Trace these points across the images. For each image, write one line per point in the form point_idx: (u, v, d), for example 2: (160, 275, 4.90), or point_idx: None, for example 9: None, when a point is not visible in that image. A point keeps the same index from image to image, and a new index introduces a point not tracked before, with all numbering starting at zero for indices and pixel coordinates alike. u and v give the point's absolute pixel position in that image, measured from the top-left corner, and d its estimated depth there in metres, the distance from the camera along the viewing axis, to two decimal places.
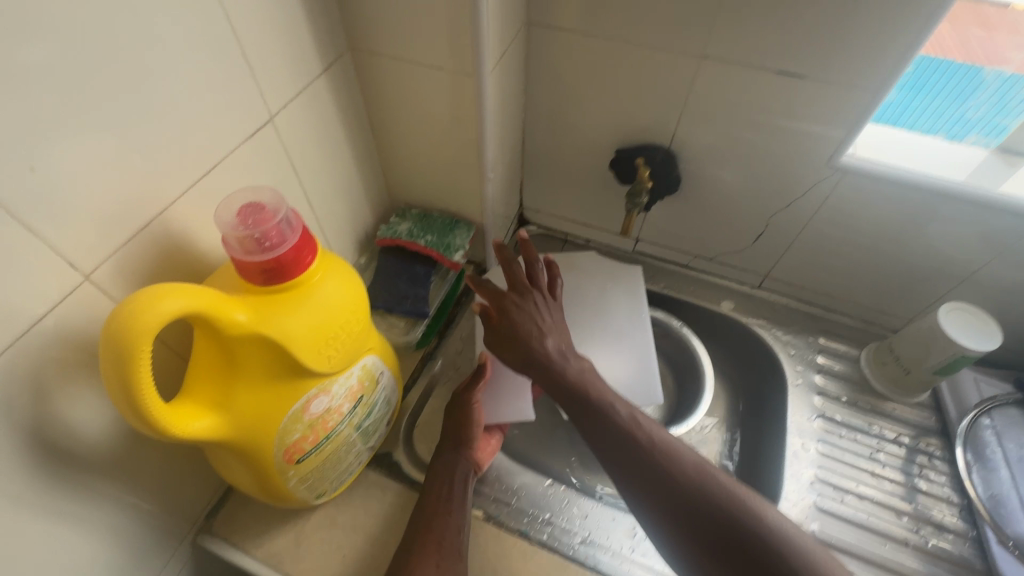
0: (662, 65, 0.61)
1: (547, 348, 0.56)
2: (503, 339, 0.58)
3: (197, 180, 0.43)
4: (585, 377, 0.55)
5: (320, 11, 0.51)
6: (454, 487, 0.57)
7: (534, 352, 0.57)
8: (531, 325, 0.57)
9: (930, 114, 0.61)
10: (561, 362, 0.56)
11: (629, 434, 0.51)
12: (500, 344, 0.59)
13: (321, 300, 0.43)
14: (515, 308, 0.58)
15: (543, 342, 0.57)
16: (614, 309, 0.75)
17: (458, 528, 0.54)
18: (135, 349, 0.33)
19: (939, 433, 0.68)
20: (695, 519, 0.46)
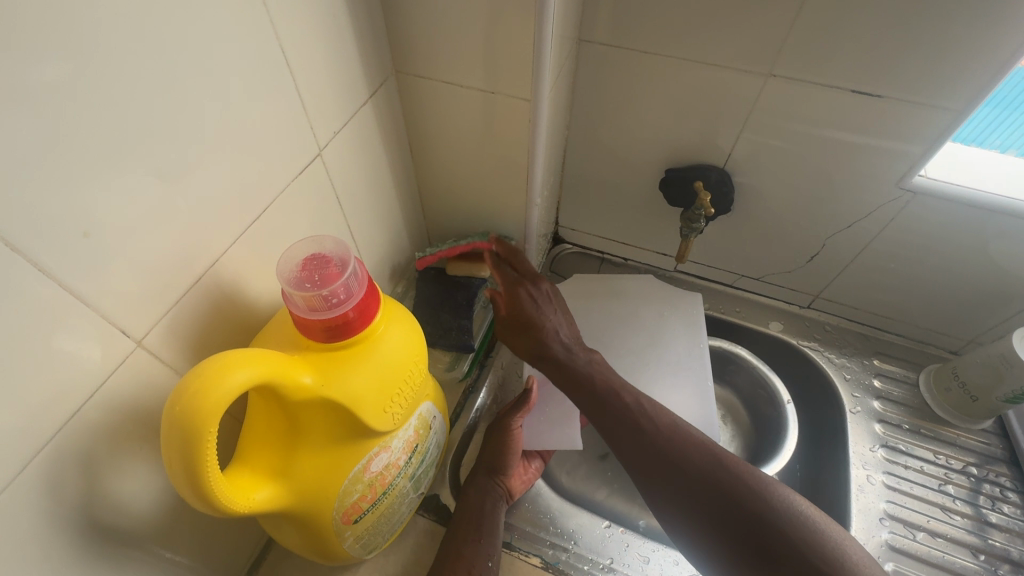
0: (719, 83, 0.58)
1: (555, 340, 0.58)
2: (514, 326, 0.60)
3: (246, 227, 0.40)
4: (596, 371, 0.55)
5: (365, 35, 0.48)
6: (487, 514, 0.55)
7: (544, 342, 0.58)
8: (539, 313, 0.59)
9: (1005, 130, 0.58)
10: (566, 354, 0.57)
11: (634, 418, 0.50)
12: (511, 335, 0.60)
13: (385, 353, 0.39)
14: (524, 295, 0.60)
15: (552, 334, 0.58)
16: (670, 339, 0.72)
17: (485, 557, 0.52)
18: (202, 428, 0.30)
19: (1007, 461, 0.65)
20: (717, 507, 0.44)
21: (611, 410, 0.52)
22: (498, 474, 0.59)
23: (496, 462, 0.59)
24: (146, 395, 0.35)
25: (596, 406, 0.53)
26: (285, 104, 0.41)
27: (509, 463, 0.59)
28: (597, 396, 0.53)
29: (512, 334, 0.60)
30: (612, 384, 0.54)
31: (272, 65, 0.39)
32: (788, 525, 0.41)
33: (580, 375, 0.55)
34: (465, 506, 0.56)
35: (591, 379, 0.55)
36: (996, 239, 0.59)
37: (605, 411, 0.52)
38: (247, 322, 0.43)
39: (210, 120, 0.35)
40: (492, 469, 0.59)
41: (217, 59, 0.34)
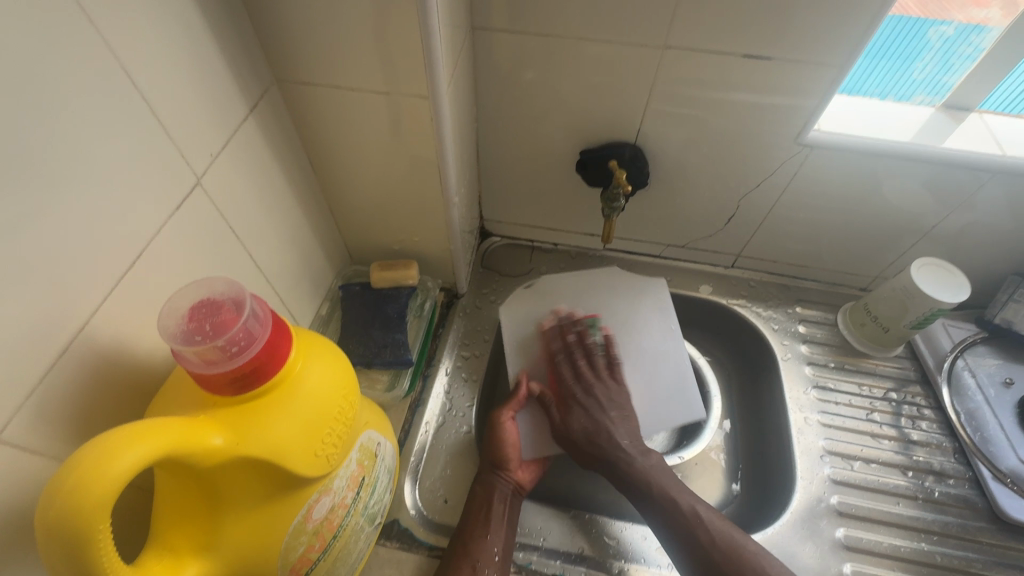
0: (620, 60, 0.57)
1: (615, 442, 0.59)
2: (569, 440, 0.61)
3: (119, 279, 0.35)
4: (654, 472, 0.57)
5: (233, 44, 0.43)
6: (494, 510, 0.55)
7: (605, 448, 0.59)
8: (596, 422, 0.60)
9: (882, 78, 0.63)
10: (629, 456, 0.58)
11: (690, 528, 0.52)
12: (567, 444, 0.61)
13: (309, 394, 0.36)
14: (578, 405, 0.62)
15: (612, 440, 0.59)
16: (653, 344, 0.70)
17: (493, 552, 0.53)
18: (91, 524, 0.25)
19: (920, 381, 0.71)
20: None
21: (667, 516, 0.54)
22: (501, 467, 0.58)
23: (493, 455, 0.58)
24: (17, 494, 0.30)
25: (646, 503, 0.56)
26: (146, 133, 0.36)
27: (508, 454, 0.59)
28: (654, 499, 0.55)
29: (570, 445, 0.61)
30: (667, 492, 0.55)
31: (119, 90, 0.33)
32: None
33: (634, 475, 0.57)
34: (472, 504, 0.56)
35: (649, 484, 0.56)
36: (887, 178, 0.63)
37: (661, 516, 0.54)
38: (141, 384, 0.37)
39: (48, 163, 0.30)
40: (494, 462, 0.58)
41: (43, 93, 0.29)
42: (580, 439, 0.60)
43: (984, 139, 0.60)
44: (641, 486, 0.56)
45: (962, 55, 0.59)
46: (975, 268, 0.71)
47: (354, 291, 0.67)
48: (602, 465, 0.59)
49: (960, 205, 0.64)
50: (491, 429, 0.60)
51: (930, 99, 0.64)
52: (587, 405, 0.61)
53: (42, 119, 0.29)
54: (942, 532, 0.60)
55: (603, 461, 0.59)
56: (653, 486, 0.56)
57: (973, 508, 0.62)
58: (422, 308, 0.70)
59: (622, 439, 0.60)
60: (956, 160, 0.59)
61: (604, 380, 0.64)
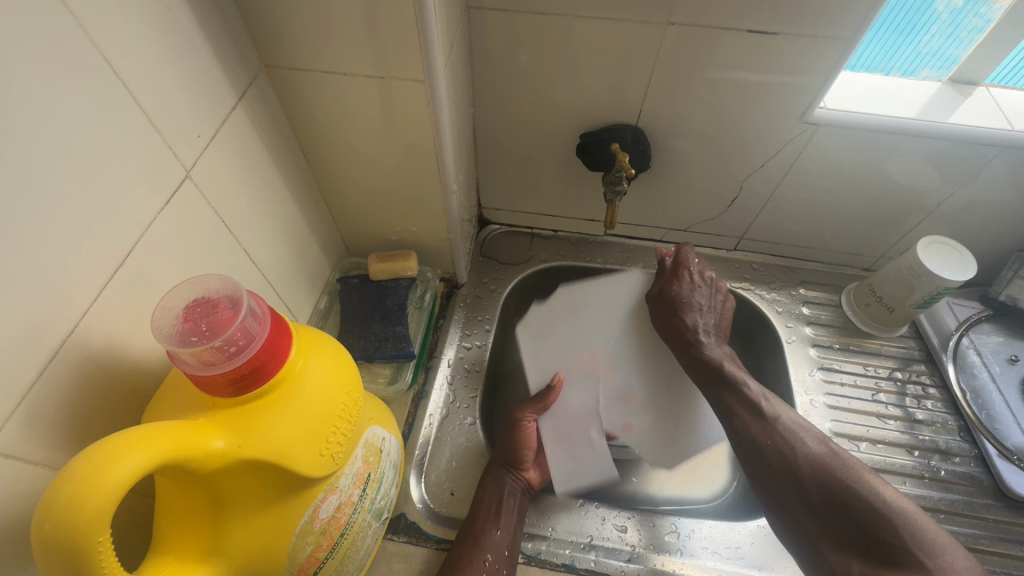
0: (621, 39, 0.56)
1: (696, 328, 0.58)
2: (657, 300, 0.62)
3: (108, 280, 0.34)
4: (727, 362, 0.56)
5: (219, 28, 0.41)
6: (507, 506, 0.55)
7: (689, 321, 0.59)
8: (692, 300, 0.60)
9: (888, 52, 0.61)
10: (704, 342, 0.58)
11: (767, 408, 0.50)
12: (654, 304, 0.62)
13: (312, 392, 0.35)
14: (690, 283, 0.61)
15: (701, 320, 0.59)
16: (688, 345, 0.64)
17: (503, 547, 0.52)
18: (91, 535, 0.24)
19: (924, 360, 0.71)
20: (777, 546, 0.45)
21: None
22: (515, 466, 0.57)
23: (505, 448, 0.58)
24: (11, 506, 0.29)
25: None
26: (130, 123, 0.34)
27: (526, 454, 0.58)
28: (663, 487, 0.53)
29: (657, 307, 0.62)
30: None
31: (98, 78, 0.31)
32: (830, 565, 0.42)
33: (703, 356, 0.56)
34: (483, 497, 0.55)
35: (721, 367, 0.55)
36: (891, 156, 0.62)
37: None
38: (135, 387, 0.36)
39: (25, 158, 0.28)
40: (510, 461, 0.57)
41: (18, 87, 0.27)
42: (675, 308, 0.60)
43: (992, 114, 0.59)
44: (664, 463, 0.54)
45: (971, 27, 0.58)
46: (980, 246, 0.70)
47: (352, 283, 0.66)
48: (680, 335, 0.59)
49: (967, 182, 0.63)
50: (512, 429, 0.59)
51: (937, 73, 0.63)
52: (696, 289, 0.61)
53: (16, 112, 0.27)
54: (948, 510, 0.60)
55: (676, 332, 0.59)
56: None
57: (979, 485, 0.62)
58: (422, 300, 0.69)
59: (704, 328, 0.59)
60: (962, 136, 0.58)
61: (715, 285, 0.63)
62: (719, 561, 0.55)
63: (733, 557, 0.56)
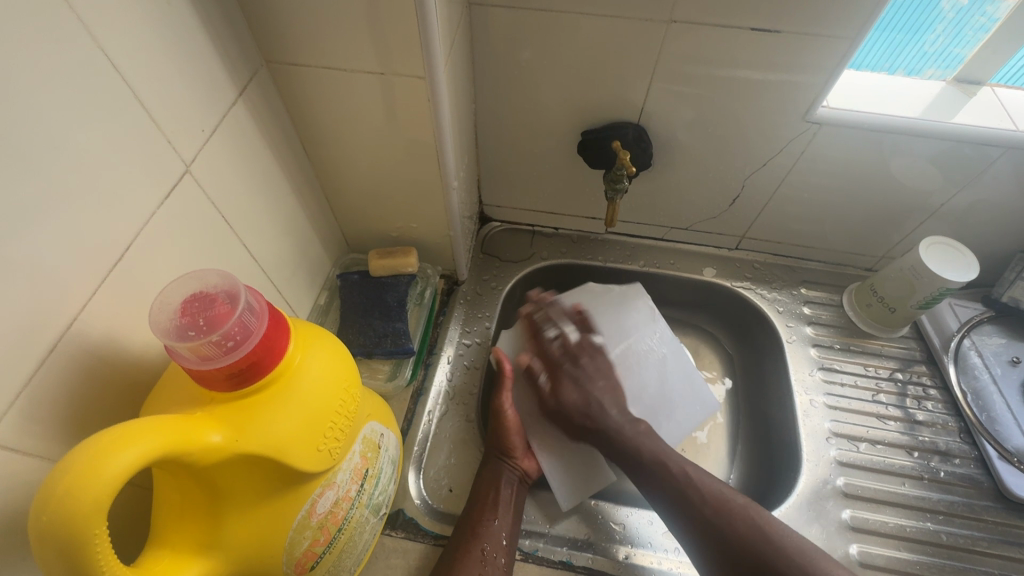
0: (623, 36, 0.55)
1: (605, 412, 0.58)
2: (561, 414, 0.61)
3: (108, 273, 0.34)
4: (643, 440, 0.56)
5: (219, 23, 0.41)
6: (501, 494, 0.55)
7: (592, 419, 0.59)
8: (586, 395, 0.60)
9: (891, 51, 0.61)
10: (618, 423, 0.58)
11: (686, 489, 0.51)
12: (557, 418, 0.61)
13: (309, 387, 0.35)
14: (567, 376, 0.61)
15: (600, 407, 0.59)
16: (630, 337, 0.68)
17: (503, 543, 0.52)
18: (88, 525, 0.25)
19: (926, 360, 0.71)
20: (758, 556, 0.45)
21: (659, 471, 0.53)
22: (506, 453, 0.58)
23: (501, 445, 0.58)
24: (10, 497, 0.29)
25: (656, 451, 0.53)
26: (128, 117, 0.34)
27: (514, 441, 0.59)
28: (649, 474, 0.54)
29: (564, 418, 0.60)
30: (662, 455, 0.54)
31: (97, 71, 0.31)
32: None
33: (626, 447, 0.56)
34: (478, 487, 0.56)
35: (640, 451, 0.55)
36: (895, 155, 0.61)
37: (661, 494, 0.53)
38: (133, 380, 0.36)
39: (24, 150, 0.28)
40: (499, 449, 0.58)
41: (18, 81, 0.27)
42: (571, 412, 0.60)
43: (997, 114, 0.58)
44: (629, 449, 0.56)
45: (975, 26, 0.58)
46: (984, 246, 0.70)
47: (352, 279, 0.66)
48: (593, 438, 0.59)
49: (970, 183, 0.62)
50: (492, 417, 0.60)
51: (941, 73, 0.62)
52: (576, 377, 0.61)
53: (14, 103, 0.27)
54: (947, 511, 0.60)
55: (597, 436, 0.58)
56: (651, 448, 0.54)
57: (979, 487, 0.61)
58: (422, 296, 0.69)
59: (612, 411, 0.59)
60: (967, 136, 0.57)
61: (592, 355, 0.63)
62: None
63: None
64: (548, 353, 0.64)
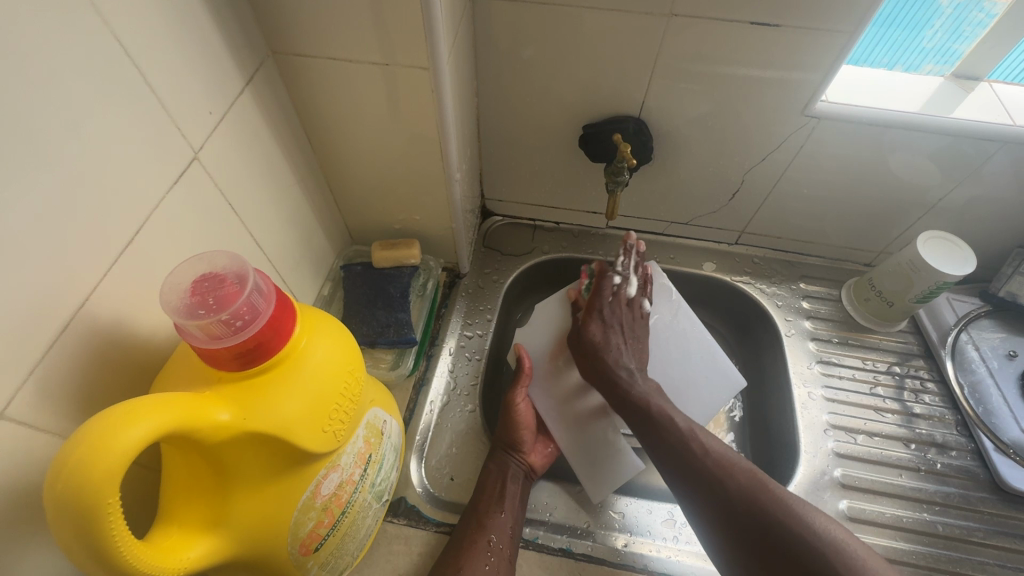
0: (624, 29, 0.56)
1: (621, 362, 0.59)
2: (577, 343, 0.62)
3: (118, 256, 0.35)
4: (654, 396, 0.56)
5: (226, 13, 0.42)
6: (507, 487, 0.56)
7: (608, 364, 0.59)
8: (608, 338, 0.60)
9: (890, 47, 0.62)
10: (629, 379, 0.58)
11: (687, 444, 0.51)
12: (574, 347, 0.63)
13: (315, 370, 0.36)
14: (598, 315, 0.62)
15: (618, 359, 0.59)
16: (653, 313, 0.69)
17: (505, 530, 0.53)
18: (101, 496, 0.25)
19: (923, 354, 0.71)
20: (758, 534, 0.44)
21: (664, 438, 0.53)
22: (515, 448, 0.59)
23: (510, 437, 0.59)
24: (23, 473, 0.30)
25: (649, 435, 0.54)
26: (137, 103, 0.35)
27: (522, 436, 0.60)
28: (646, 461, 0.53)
29: (577, 349, 0.62)
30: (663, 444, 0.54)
31: (107, 57, 0.32)
32: (824, 552, 0.42)
33: (632, 397, 0.56)
34: (484, 480, 0.56)
35: (648, 403, 0.55)
36: (893, 150, 0.62)
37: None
38: (142, 363, 0.37)
39: (36, 132, 0.29)
40: (508, 443, 0.59)
41: (30, 65, 0.28)
42: (589, 348, 0.60)
43: (995, 109, 0.59)
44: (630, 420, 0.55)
45: (973, 22, 0.58)
46: (981, 241, 0.70)
47: (355, 270, 0.67)
48: (601, 379, 0.59)
49: (967, 178, 0.63)
50: (506, 410, 0.62)
51: (939, 68, 0.63)
52: (605, 320, 0.62)
53: (27, 85, 0.28)
54: (944, 503, 0.60)
55: (603, 377, 0.59)
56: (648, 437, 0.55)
57: (975, 479, 0.62)
58: (425, 288, 0.70)
59: (628, 362, 0.60)
60: (965, 130, 0.58)
61: (631, 312, 0.64)
62: None
63: None
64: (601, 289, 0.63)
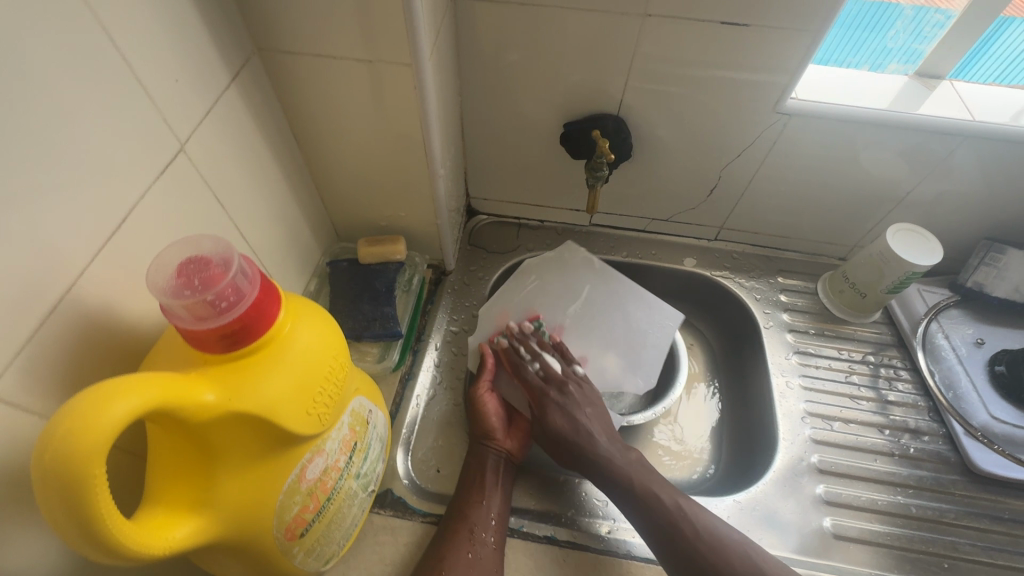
0: (602, 29, 0.58)
1: (594, 440, 0.58)
2: (548, 439, 0.60)
3: (104, 244, 0.35)
4: (636, 468, 0.56)
5: (212, 11, 0.43)
6: (488, 478, 0.57)
7: (585, 448, 0.58)
8: (573, 421, 0.59)
9: (855, 47, 0.65)
10: (608, 454, 0.57)
11: (673, 524, 0.52)
12: (548, 443, 0.60)
13: (299, 355, 0.36)
14: (553, 404, 0.61)
15: (590, 437, 0.58)
16: (583, 286, 0.75)
17: (491, 517, 0.54)
18: (88, 470, 0.26)
19: (897, 344, 0.74)
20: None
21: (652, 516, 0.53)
22: (488, 438, 0.59)
23: (485, 427, 0.60)
24: (10, 452, 0.30)
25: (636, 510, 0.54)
26: (126, 90, 0.36)
27: (494, 424, 0.61)
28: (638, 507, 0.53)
29: (555, 449, 0.60)
30: (648, 488, 0.54)
31: (93, 49, 0.33)
32: None
33: (618, 470, 0.55)
34: (466, 474, 0.57)
35: (632, 477, 0.55)
36: (863, 147, 0.64)
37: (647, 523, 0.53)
38: (127, 348, 0.38)
39: (23, 116, 0.29)
40: (481, 434, 0.60)
41: (21, 55, 0.29)
42: (558, 437, 0.59)
43: (956, 106, 0.62)
44: (617, 475, 0.55)
45: (933, 23, 0.62)
46: (950, 234, 0.73)
47: (342, 267, 0.68)
48: (583, 464, 0.58)
49: (930, 174, 0.66)
50: (472, 401, 0.62)
51: (903, 68, 0.66)
52: (561, 404, 0.61)
53: (13, 72, 0.28)
54: (917, 485, 0.62)
55: (583, 461, 0.58)
56: (636, 482, 0.55)
57: (947, 462, 0.64)
58: (410, 284, 0.71)
59: (598, 436, 0.59)
60: (928, 126, 0.60)
61: (576, 385, 0.63)
62: None
63: None
64: (540, 375, 0.64)
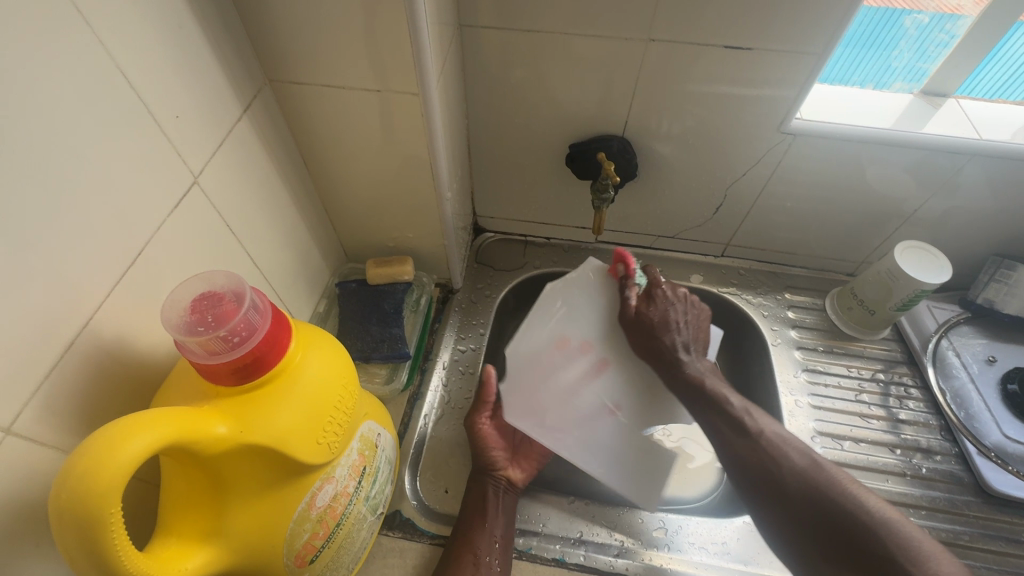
0: (606, 54, 0.58)
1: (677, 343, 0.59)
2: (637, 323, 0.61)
3: (120, 279, 0.36)
4: (707, 377, 0.58)
5: (225, 46, 0.44)
6: (489, 505, 0.57)
7: (665, 344, 0.59)
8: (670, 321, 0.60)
9: (860, 67, 0.65)
10: (684, 357, 0.59)
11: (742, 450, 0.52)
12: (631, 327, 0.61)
13: (309, 384, 0.37)
14: (661, 301, 0.61)
15: (674, 341, 0.60)
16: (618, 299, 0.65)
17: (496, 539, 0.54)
18: (103, 509, 0.26)
19: (907, 361, 0.73)
20: (825, 529, 0.45)
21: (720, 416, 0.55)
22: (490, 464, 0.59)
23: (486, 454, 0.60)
24: (27, 487, 0.31)
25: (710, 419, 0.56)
26: (141, 126, 0.37)
27: (493, 453, 0.60)
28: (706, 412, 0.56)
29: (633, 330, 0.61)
30: (718, 391, 0.57)
31: (109, 89, 0.34)
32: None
33: (687, 375, 0.58)
34: (468, 500, 0.57)
35: (703, 383, 0.57)
36: (870, 164, 0.64)
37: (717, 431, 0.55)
38: (141, 380, 0.38)
39: (43, 162, 0.30)
40: (482, 462, 0.59)
41: (41, 103, 0.30)
42: (645, 328, 0.60)
43: (962, 124, 0.62)
44: (690, 379, 0.58)
45: (937, 41, 0.61)
46: (959, 250, 0.73)
47: (350, 288, 0.69)
48: (659, 357, 0.59)
49: (939, 191, 0.65)
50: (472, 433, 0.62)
51: (908, 86, 0.66)
52: (669, 305, 0.61)
53: (35, 121, 0.30)
54: (930, 506, 0.62)
55: (658, 350, 0.59)
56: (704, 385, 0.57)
57: (960, 483, 0.63)
58: (418, 303, 0.72)
59: (683, 342, 0.60)
60: (935, 145, 0.60)
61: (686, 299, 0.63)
62: (706, 556, 0.57)
63: (719, 552, 0.57)
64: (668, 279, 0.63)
